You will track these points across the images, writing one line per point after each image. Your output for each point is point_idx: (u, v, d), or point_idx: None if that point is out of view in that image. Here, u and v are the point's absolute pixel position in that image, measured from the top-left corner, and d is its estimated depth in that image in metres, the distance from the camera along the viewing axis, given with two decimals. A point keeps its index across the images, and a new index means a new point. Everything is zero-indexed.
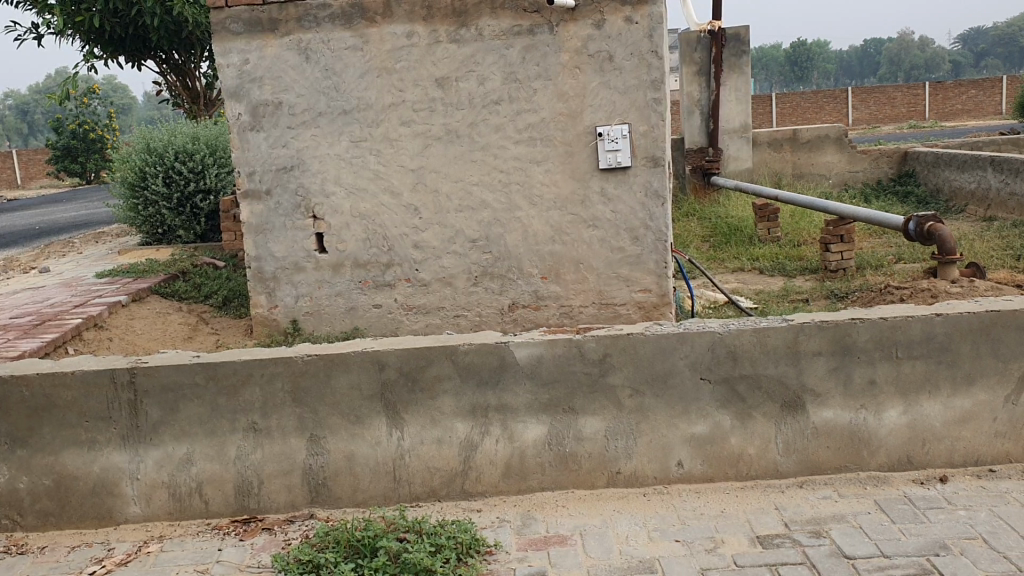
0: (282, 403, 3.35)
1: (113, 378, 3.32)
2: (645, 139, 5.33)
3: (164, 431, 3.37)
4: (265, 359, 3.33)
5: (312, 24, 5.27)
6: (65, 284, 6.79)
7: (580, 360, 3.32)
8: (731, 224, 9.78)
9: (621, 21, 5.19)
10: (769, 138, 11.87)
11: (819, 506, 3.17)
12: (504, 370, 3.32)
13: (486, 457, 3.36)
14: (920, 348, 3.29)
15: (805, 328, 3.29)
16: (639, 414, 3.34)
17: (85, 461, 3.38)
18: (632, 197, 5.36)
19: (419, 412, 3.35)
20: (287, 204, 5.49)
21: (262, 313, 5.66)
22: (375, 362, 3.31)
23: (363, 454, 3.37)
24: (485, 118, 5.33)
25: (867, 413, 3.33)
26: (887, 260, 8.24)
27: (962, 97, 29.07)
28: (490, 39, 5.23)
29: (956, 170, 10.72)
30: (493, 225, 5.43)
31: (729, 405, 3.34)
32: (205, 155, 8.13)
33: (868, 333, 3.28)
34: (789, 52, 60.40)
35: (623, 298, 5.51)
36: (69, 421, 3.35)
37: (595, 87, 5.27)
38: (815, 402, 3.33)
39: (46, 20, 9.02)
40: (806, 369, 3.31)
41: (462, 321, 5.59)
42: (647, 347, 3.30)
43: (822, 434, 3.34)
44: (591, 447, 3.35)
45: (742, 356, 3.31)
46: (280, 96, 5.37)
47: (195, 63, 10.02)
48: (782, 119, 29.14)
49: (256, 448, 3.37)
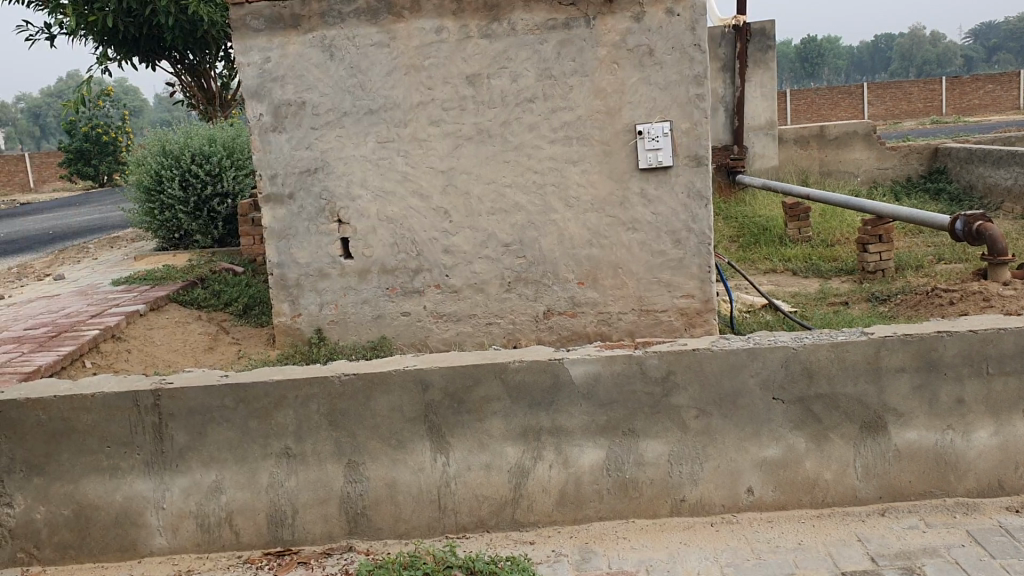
0: (317, 427, 3.10)
1: (136, 401, 3.08)
2: (687, 136, 5.04)
3: (191, 457, 3.12)
4: (298, 380, 3.08)
5: (336, 19, 5.02)
6: (80, 292, 6.55)
7: (641, 379, 3.06)
8: (759, 223, 9.49)
9: (662, 13, 4.92)
10: (794, 135, 11.50)
11: (906, 537, 2.90)
12: (559, 390, 3.07)
13: (540, 485, 3.10)
14: (1013, 363, 3.02)
15: (886, 342, 3.02)
16: (705, 436, 3.08)
17: (106, 489, 3.13)
18: (673, 198, 5.09)
19: (467, 435, 3.09)
20: (310, 207, 5.24)
21: (284, 322, 5.41)
22: (418, 381, 3.06)
23: (405, 481, 3.11)
24: (519, 116, 5.06)
25: (954, 434, 3.06)
26: (927, 260, 7.96)
27: (980, 92, 28.62)
28: (524, 33, 4.97)
29: (991, 166, 10.40)
30: (528, 229, 5.16)
31: (804, 426, 3.07)
32: (222, 157, 7.87)
33: (956, 347, 3.01)
34: (800, 47, 59.99)
35: (664, 303, 5.24)
36: (89, 447, 3.11)
37: (634, 83, 5.00)
38: (898, 423, 3.06)
39: (57, 21, 8.78)
40: (888, 387, 3.04)
41: (494, 329, 5.33)
42: (715, 364, 3.04)
43: (905, 457, 3.06)
44: (653, 472, 3.08)
45: (818, 374, 3.04)
46: (303, 96, 5.12)
47: (211, 63, 9.77)
48: (797, 116, 28.77)
49: (290, 475, 3.12)
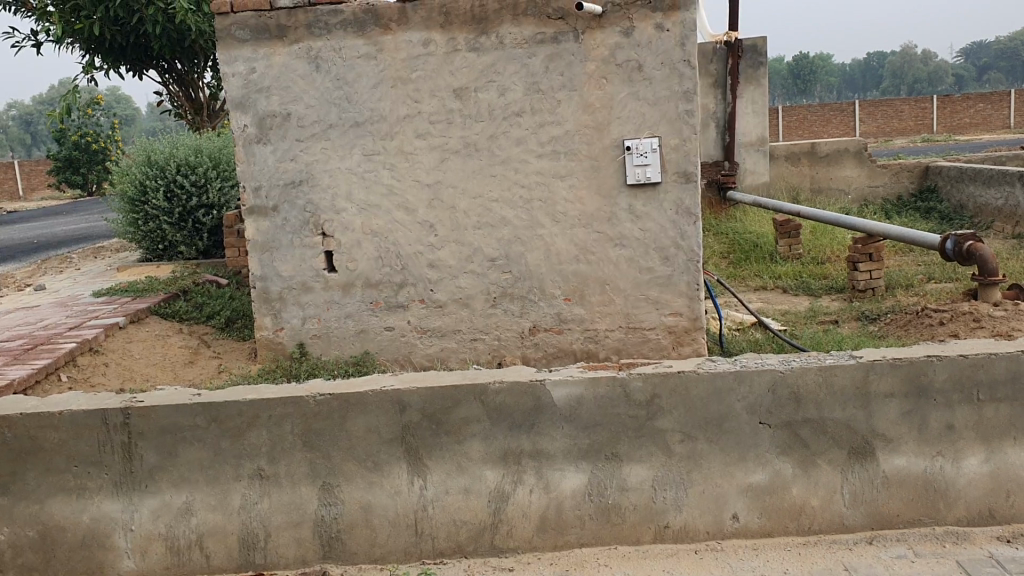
0: (291, 448, 3.02)
1: (105, 419, 3.00)
2: (676, 153, 4.98)
3: (161, 478, 3.03)
4: (271, 399, 3.00)
5: (323, 31, 4.96)
6: (60, 304, 6.45)
7: (624, 402, 2.99)
8: (751, 239, 9.44)
9: (652, 28, 4.86)
10: (785, 151, 11.45)
11: (894, 568, 2.82)
12: (540, 412, 2.99)
13: (520, 509, 3.02)
14: (1005, 389, 2.96)
15: (876, 367, 2.95)
16: (690, 461, 3.01)
17: (73, 510, 3.03)
18: (662, 214, 5.03)
19: (445, 458, 3.01)
20: (294, 220, 5.16)
21: (266, 336, 5.32)
22: (395, 402, 2.99)
23: (382, 505, 3.02)
24: (506, 130, 5.00)
25: (944, 461, 2.99)
26: (917, 278, 7.92)
27: (970, 110, 28.72)
28: (512, 47, 4.91)
29: (981, 185, 10.39)
30: (514, 244, 5.09)
31: (791, 452, 3.00)
32: (208, 168, 7.78)
33: (946, 373, 2.95)
34: (792, 64, 60.24)
35: (652, 321, 5.16)
36: (56, 466, 3.02)
37: (623, 98, 4.94)
38: (886, 449, 2.99)
39: (43, 28, 8.69)
40: (876, 412, 2.97)
41: (479, 345, 5.24)
42: (701, 387, 2.97)
43: (893, 484, 2.99)
44: (636, 497, 3.01)
45: (806, 399, 2.97)
46: (288, 107, 5.05)
47: (199, 74, 9.69)
48: (789, 132, 28.82)
49: (263, 497, 3.03)
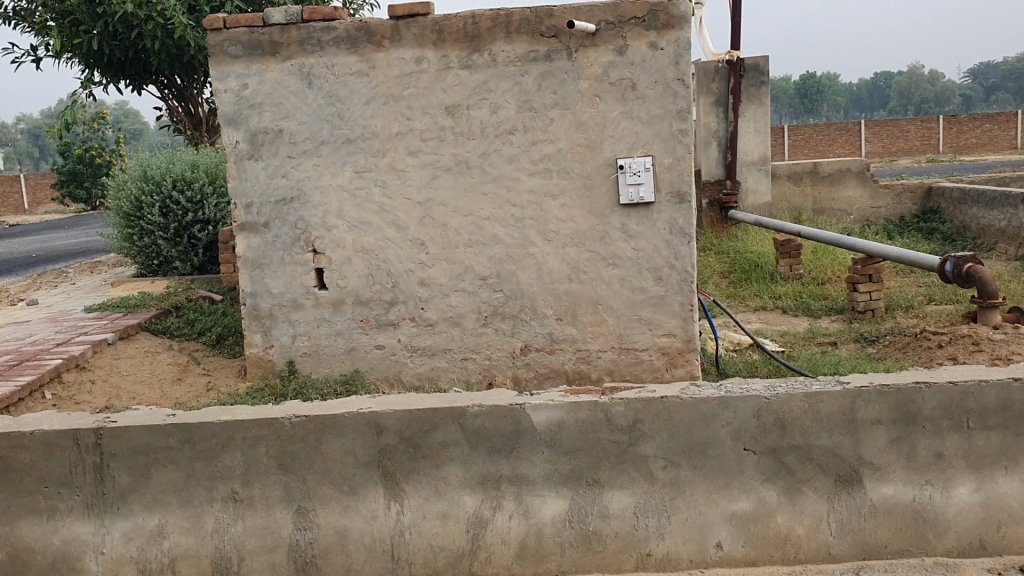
0: (266, 471, 2.96)
1: (77, 440, 2.96)
2: (670, 172, 4.93)
3: (133, 500, 2.97)
4: (247, 421, 2.95)
5: (315, 47, 4.94)
6: (51, 319, 6.42)
7: (606, 427, 2.93)
8: (751, 259, 9.38)
9: (646, 46, 4.82)
10: (787, 171, 11.39)
11: None
12: (520, 436, 2.93)
13: (499, 536, 2.94)
14: (995, 418, 2.89)
15: (863, 393, 2.89)
16: (673, 488, 2.94)
17: (43, 532, 2.98)
18: (655, 234, 4.97)
19: (423, 482, 2.95)
20: (285, 237, 5.12)
21: (256, 354, 5.26)
22: (372, 425, 2.94)
23: (357, 529, 2.95)
24: (498, 148, 4.96)
25: (933, 490, 2.91)
26: (917, 300, 7.85)
27: (976, 131, 28.65)
28: (505, 65, 4.88)
29: (984, 207, 10.32)
30: (505, 262, 5.04)
31: (776, 479, 2.93)
32: (204, 184, 7.75)
33: (935, 400, 2.89)
34: (798, 84, 60.30)
35: (645, 342, 5.09)
36: (27, 487, 2.97)
37: (616, 117, 4.90)
38: (874, 477, 2.92)
39: (43, 42, 8.70)
40: (863, 440, 2.91)
41: (470, 365, 5.18)
42: (684, 413, 2.92)
43: (881, 513, 2.91)
44: (618, 525, 2.93)
45: (792, 425, 2.91)
46: (279, 124, 5.02)
47: (199, 89, 9.70)
48: (795, 152, 28.77)
49: (236, 520, 2.96)
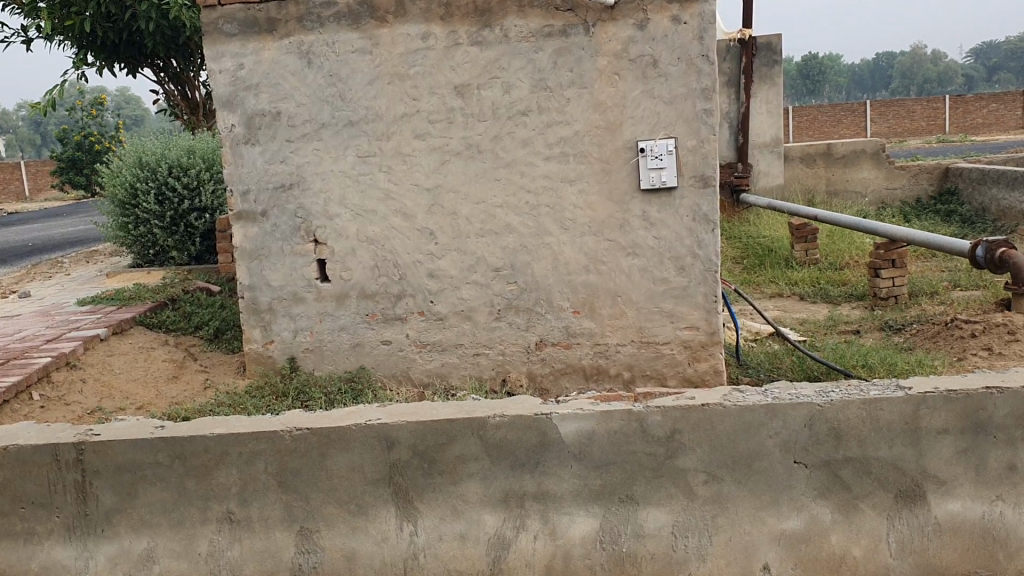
0: (265, 489, 2.68)
1: (57, 455, 2.68)
2: (693, 155, 4.60)
3: (119, 521, 2.70)
4: (242, 434, 2.67)
5: (315, 24, 4.62)
6: (41, 313, 6.13)
7: (642, 438, 2.65)
8: (764, 244, 9.08)
9: (668, 20, 4.49)
10: (800, 153, 11.02)
11: None
12: (546, 449, 2.65)
13: (522, 559, 2.66)
14: None
15: (927, 400, 2.61)
16: (715, 505, 2.65)
17: (20, 557, 2.71)
18: (678, 221, 4.65)
19: (439, 500, 2.67)
20: (284, 226, 4.82)
21: (256, 350, 4.97)
22: (382, 438, 2.65)
23: (366, 553, 2.67)
24: (511, 131, 4.65)
25: (1004, 505, 2.63)
26: (942, 286, 7.57)
27: (984, 110, 28.23)
28: (517, 41, 4.56)
29: (1005, 188, 9.99)
30: (520, 252, 4.74)
31: (830, 495, 2.65)
32: (200, 169, 7.44)
33: (1008, 407, 2.61)
34: (801, 65, 59.69)
35: (666, 336, 4.78)
36: (3, 509, 2.71)
37: (636, 96, 4.57)
38: (939, 492, 2.63)
39: (34, 24, 8.37)
40: (927, 452, 2.62)
41: (482, 361, 4.89)
42: (727, 422, 2.63)
43: (946, 532, 2.62)
44: (654, 546, 2.64)
45: (848, 435, 2.63)
46: (278, 105, 4.71)
47: (194, 71, 9.40)
48: (800, 134, 28.42)
49: (232, 543, 2.69)
